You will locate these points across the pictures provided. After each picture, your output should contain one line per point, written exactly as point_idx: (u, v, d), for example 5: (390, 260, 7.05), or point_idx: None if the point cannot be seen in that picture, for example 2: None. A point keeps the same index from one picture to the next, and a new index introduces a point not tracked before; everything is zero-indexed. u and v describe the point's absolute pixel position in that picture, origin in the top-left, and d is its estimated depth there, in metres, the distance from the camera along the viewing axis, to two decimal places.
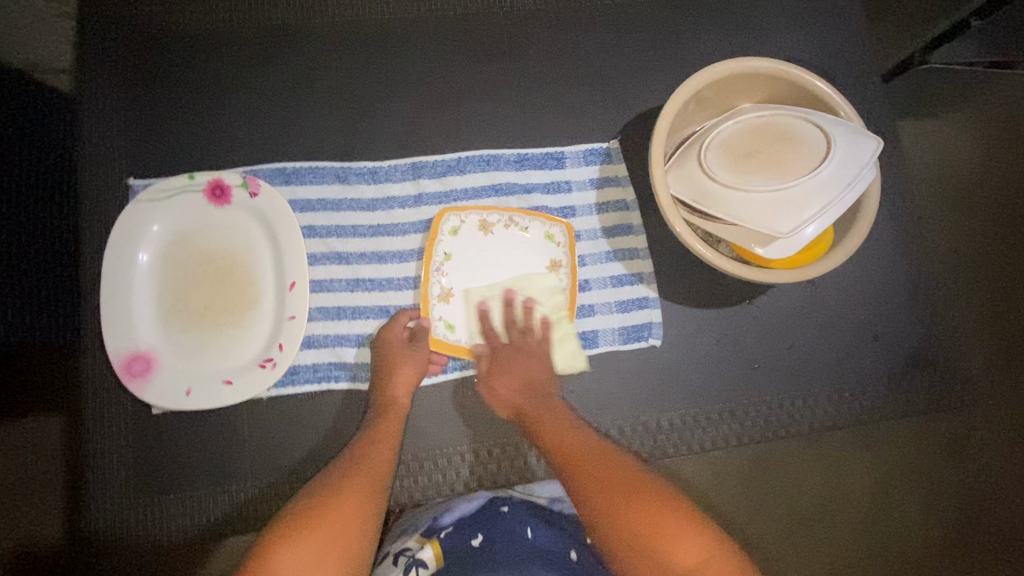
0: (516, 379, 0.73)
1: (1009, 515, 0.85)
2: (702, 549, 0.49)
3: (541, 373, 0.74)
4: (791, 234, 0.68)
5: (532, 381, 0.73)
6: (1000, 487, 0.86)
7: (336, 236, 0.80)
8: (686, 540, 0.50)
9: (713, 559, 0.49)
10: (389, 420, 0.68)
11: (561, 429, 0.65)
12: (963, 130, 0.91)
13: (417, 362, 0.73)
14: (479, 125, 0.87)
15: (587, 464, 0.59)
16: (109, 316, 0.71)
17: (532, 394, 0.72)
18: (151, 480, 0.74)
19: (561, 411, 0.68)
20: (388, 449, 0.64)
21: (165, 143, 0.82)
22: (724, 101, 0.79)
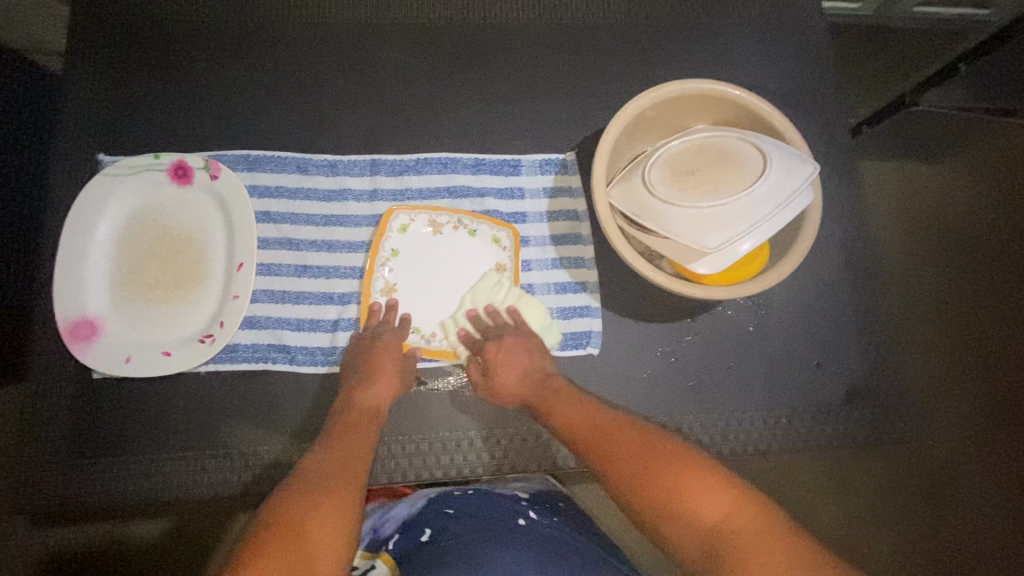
0: (512, 372, 0.75)
1: (897, 537, 0.95)
2: (724, 501, 0.52)
3: (535, 356, 0.76)
4: (720, 250, 0.69)
5: (528, 369, 0.75)
6: (898, 514, 0.96)
7: (289, 223, 0.83)
8: (705, 496, 0.53)
9: (736, 510, 0.51)
10: (360, 424, 0.69)
11: (574, 412, 0.68)
12: (890, 183, 1.04)
13: (393, 379, 0.75)
14: (440, 126, 0.89)
15: (608, 442, 0.62)
16: (63, 280, 0.75)
17: (534, 377, 0.74)
18: (87, 443, 0.78)
19: (569, 395, 0.71)
20: (360, 461, 0.64)
21: (136, 124, 0.86)
22: (673, 122, 0.83)
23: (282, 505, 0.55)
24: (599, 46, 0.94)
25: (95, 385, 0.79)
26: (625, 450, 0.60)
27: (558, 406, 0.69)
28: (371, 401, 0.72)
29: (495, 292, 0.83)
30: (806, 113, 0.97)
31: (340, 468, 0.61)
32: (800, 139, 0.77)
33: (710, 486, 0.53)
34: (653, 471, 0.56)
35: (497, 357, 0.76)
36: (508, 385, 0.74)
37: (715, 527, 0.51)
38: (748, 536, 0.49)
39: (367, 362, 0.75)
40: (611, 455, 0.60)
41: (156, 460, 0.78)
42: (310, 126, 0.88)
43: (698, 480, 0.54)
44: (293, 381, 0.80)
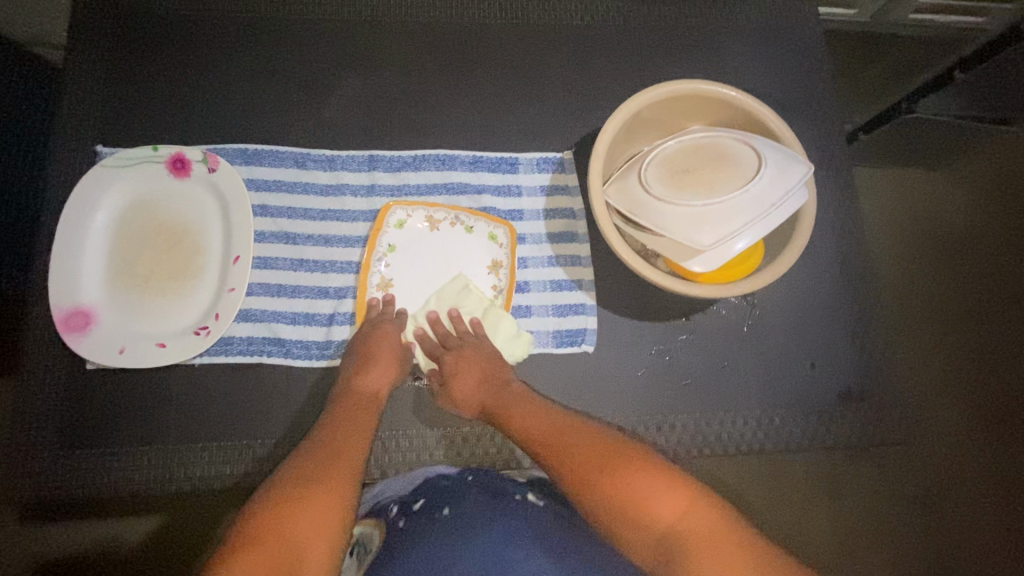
0: (470, 380, 0.75)
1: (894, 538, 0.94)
2: (678, 504, 0.54)
3: (493, 363, 0.76)
4: (715, 248, 0.70)
5: (486, 377, 0.75)
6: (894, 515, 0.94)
7: (286, 217, 0.83)
8: (661, 498, 0.54)
9: (690, 512, 0.53)
10: (358, 412, 0.69)
11: (531, 416, 0.68)
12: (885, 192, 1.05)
13: (392, 365, 0.75)
14: (438, 123, 0.90)
15: (565, 445, 0.62)
16: (58, 269, 0.75)
17: (493, 385, 0.73)
18: (80, 435, 0.78)
19: (530, 396, 0.71)
20: (359, 448, 0.64)
21: (135, 116, 0.86)
22: (669, 123, 0.83)
23: (274, 496, 0.55)
24: (597, 46, 0.95)
25: (89, 375, 0.79)
26: (581, 454, 0.61)
27: (515, 410, 0.69)
28: (371, 389, 0.73)
29: (460, 298, 0.84)
30: (802, 116, 0.98)
31: (337, 454, 0.62)
32: (795, 141, 0.78)
33: (665, 489, 0.55)
34: (613, 474, 0.57)
35: (457, 363, 0.76)
36: (468, 393, 0.74)
37: (670, 529, 0.52)
38: (701, 538, 0.51)
39: (365, 348, 0.76)
40: (570, 458, 0.61)
41: (148, 451, 0.77)
42: (308, 122, 0.88)
43: (654, 483, 0.56)
44: (287, 374, 0.79)
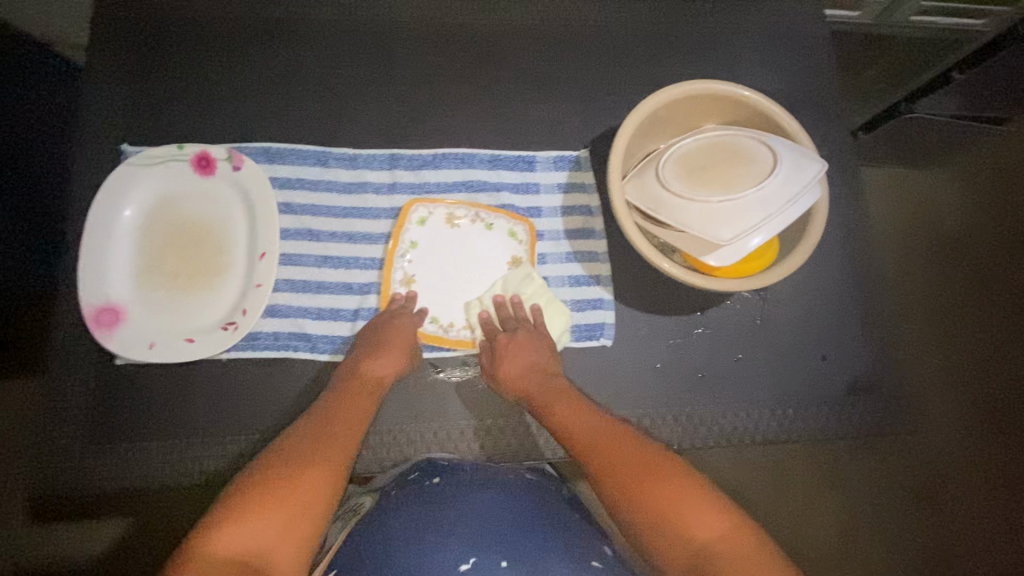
0: (521, 364, 0.75)
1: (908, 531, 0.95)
2: (715, 523, 0.51)
3: (545, 355, 0.76)
4: (733, 243, 0.72)
5: (536, 364, 0.75)
6: (909, 508, 0.96)
7: (310, 214, 0.84)
8: (698, 515, 0.51)
9: (725, 534, 0.50)
10: (356, 396, 0.68)
11: (572, 411, 0.66)
12: (892, 189, 1.07)
13: (399, 354, 0.75)
14: (456, 122, 0.91)
15: (605, 445, 0.60)
16: (86, 267, 0.76)
17: (539, 376, 0.73)
18: (109, 431, 0.79)
19: (571, 396, 0.70)
20: (352, 430, 0.63)
21: (159, 116, 0.87)
22: (683, 122, 0.85)
23: (258, 474, 0.54)
24: (611, 47, 0.97)
25: (117, 371, 0.80)
26: (621, 458, 0.58)
27: (556, 406, 0.68)
28: (373, 376, 0.72)
29: (524, 285, 0.85)
30: (811, 116, 1.00)
31: (329, 434, 0.61)
32: (807, 139, 0.80)
33: (703, 507, 0.52)
34: (650, 482, 0.54)
35: (508, 348, 0.77)
36: (512, 379, 0.74)
37: (703, 548, 0.49)
38: (735, 562, 0.48)
39: (379, 337, 0.77)
40: (609, 460, 0.58)
41: (177, 446, 0.79)
42: (330, 121, 0.89)
43: (691, 498, 0.53)
44: (312, 369, 0.81)
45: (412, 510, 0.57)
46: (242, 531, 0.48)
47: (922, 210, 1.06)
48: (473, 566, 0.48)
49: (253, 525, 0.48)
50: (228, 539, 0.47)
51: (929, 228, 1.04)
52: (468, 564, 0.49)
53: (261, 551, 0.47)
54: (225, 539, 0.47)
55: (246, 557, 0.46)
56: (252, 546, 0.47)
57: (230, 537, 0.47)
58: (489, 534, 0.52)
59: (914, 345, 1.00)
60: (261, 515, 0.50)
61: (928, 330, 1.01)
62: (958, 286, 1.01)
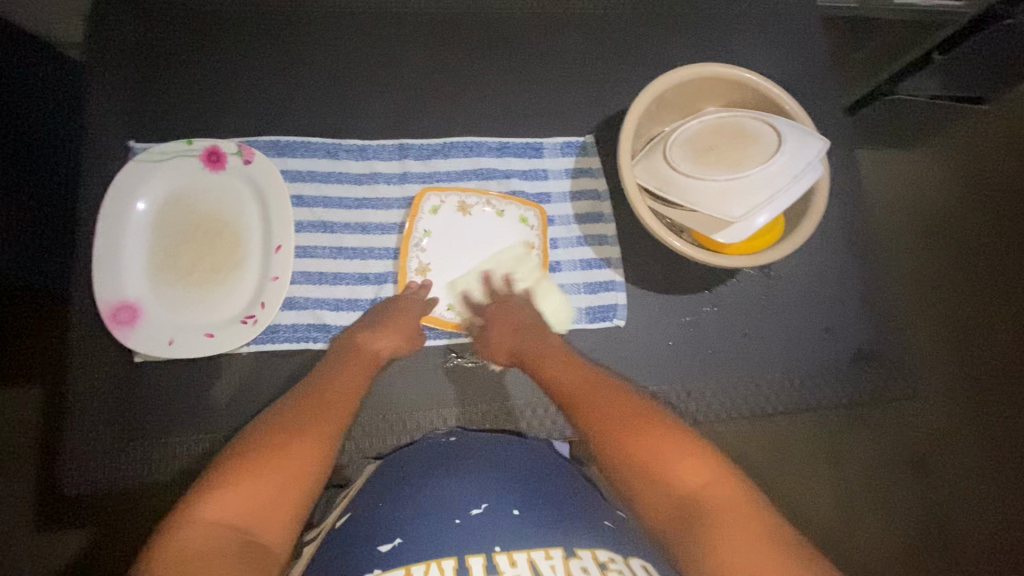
0: (507, 330, 0.74)
1: (922, 499, 0.94)
2: (702, 470, 0.49)
3: (534, 318, 0.76)
4: (743, 220, 0.74)
5: (523, 326, 0.74)
6: (923, 474, 0.95)
7: (322, 206, 0.85)
8: (686, 464, 0.49)
9: (713, 481, 0.48)
10: (353, 367, 0.67)
11: (562, 365, 0.65)
12: (890, 162, 1.09)
13: (401, 335, 0.75)
14: (463, 111, 0.92)
15: (587, 396, 0.58)
16: (101, 265, 0.76)
17: (528, 334, 0.73)
18: (126, 429, 0.78)
19: (561, 354, 0.68)
20: (349, 396, 0.62)
21: (164, 111, 0.87)
22: (687, 105, 0.87)
23: (250, 439, 0.53)
24: (614, 33, 0.98)
25: (136, 368, 0.80)
26: (605, 408, 0.56)
27: (545, 364, 0.66)
28: (374, 350, 0.71)
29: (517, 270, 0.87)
30: (806, 98, 1.03)
31: (326, 399, 0.60)
32: (808, 119, 0.83)
33: (689, 455, 0.50)
34: (634, 430, 0.53)
35: (496, 315, 0.77)
36: (505, 342, 0.74)
37: (692, 497, 0.48)
38: (720, 509, 0.46)
39: (381, 318, 0.76)
40: (593, 410, 0.56)
41: (196, 442, 0.79)
42: (337, 114, 0.89)
43: (676, 447, 0.51)
44: None
45: (431, 465, 0.56)
46: (231, 498, 0.47)
47: (919, 184, 1.08)
48: (484, 511, 0.49)
49: (240, 492, 0.48)
50: (220, 502, 0.47)
51: (924, 203, 1.07)
52: (481, 510, 0.49)
53: (251, 516, 0.47)
54: (216, 505, 0.47)
55: (235, 523, 0.46)
56: (241, 513, 0.47)
57: (218, 505, 0.47)
58: (503, 485, 0.52)
59: (919, 315, 1.02)
60: (251, 480, 0.49)
61: (933, 303, 1.02)
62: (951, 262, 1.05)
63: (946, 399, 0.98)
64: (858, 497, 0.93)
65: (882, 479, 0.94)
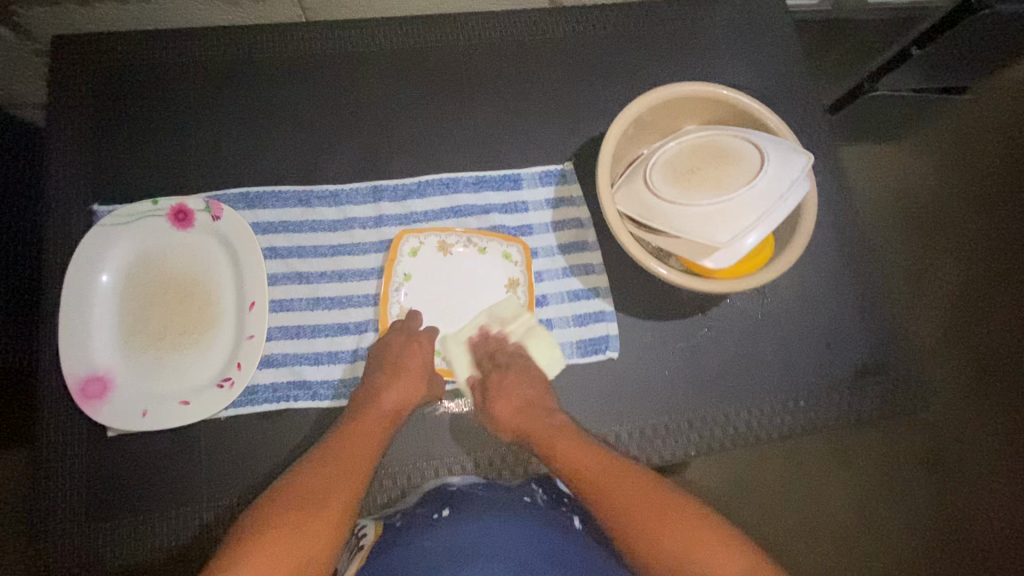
0: (517, 399, 0.75)
1: (926, 509, 0.94)
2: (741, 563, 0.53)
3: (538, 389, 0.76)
4: (730, 244, 0.71)
5: (531, 398, 0.75)
6: (926, 485, 0.95)
7: (296, 257, 0.82)
8: (725, 554, 0.53)
9: (743, 566, 0.53)
10: (367, 430, 0.69)
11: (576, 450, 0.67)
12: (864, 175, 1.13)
13: (414, 378, 0.75)
14: (437, 146, 0.89)
15: (617, 482, 0.62)
16: (67, 338, 0.73)
17: (532, 411, 0.73)
18: (101, 508, 0.74)
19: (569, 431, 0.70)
20: (363, 464, 0.65)
21: (129, 171, 0.84)
22: (665, 125, 0.85)
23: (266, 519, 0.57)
24: (586, 55, 0.96)
25: (110, 443, 0.76)
26: (633, 496, 0.60)
27: (559, 439, 0.68)
28: (383, 407, 0.72)
29: (512, 320, 0.83)
30: (788, 107, 1.01)
31: (338, 472, 0.63)
32: (790, 134, 0.80)
33: (727, 547, 0.54)
34: (663, 524, 0.57)
35: (500, 386, 0.76)
36: (510, 411, 0.74)
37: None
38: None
39: (393, 360, 0.76)
40: (622, 496, 0.60)
41: (176, 516, 0.75)
42: (308, 159, 0.87)
43: (713, 540, 0.55)
44: (316, 416, 0.78)
45: (427, 557, 0.55)
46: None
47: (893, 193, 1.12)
48: None
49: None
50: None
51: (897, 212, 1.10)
52: None
53: None
54: None
55: None
56: None
57: None
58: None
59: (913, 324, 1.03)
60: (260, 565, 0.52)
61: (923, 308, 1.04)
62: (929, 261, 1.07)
63: (947, 405, 0.99)
64: (860, 507, 0.94)
65: (894, 484, 0.93)
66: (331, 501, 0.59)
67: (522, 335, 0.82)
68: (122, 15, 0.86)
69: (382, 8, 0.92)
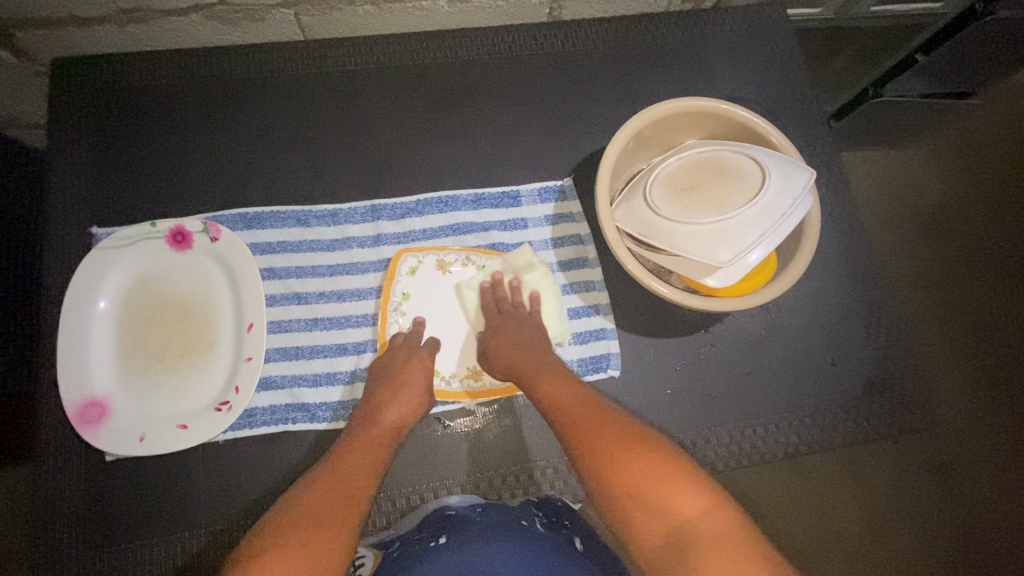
0: (510, 340, 0.77)
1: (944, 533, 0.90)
2: (700, 503, 0.54)
3: (534, 334, 0.78)
4: (732, 263, 0.70)
5: (525, 340, 0.77)
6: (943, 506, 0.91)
7: (295, 277, 0.82)
8: (684, 495, 0.54)
9: (709, 509, 0.53)
10: (367, 448, 0.67)
11: (563, 387, 0.70)
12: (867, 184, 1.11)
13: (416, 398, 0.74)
14: (436, 164, 0.89)
15: (590, 425, 0.63)
16: (65, 363, 0.73)
17: (528, 351, 0.75)
18: (98, 534, 0.74)
19: (558, 371, 0.73)
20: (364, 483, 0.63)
21: (128, 193, 0.84)
22: (665, 140, 0.84)
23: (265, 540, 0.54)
24: (585, 70, 0.95)
25: (109, 468, 0.76)
26: (604, 438, 0.61)
27: (545, 379, 0.71)
28: (383, 425, 0.70)
29: (527, 270, 0.85)
30: (792, 119, 1.00)
31: (338, 491, 0.61)
32: (793, 149, 0.79)
33: (686, 489, 0.55)
34: (627, 462, 0.58)
35: (499, 327, 0.79)
36: (503, 353, 0.76)
37: (685, 523, 0.52)
38: (716, 535, 0.51)
39: (394, 375, 0.75)
40: (591, 438, 0.62)
41: (174, 542, 0.74)
42: (307, 178, 0.87)
43: (673, 480, 0.56)
44: (315, 438, 0.77)
45: None
46: None
47: (894, 204, 1.10)
48: None
49: None
50: None
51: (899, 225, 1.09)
52: None
53: None
54: None
55: None
56: None
57: None
58: None
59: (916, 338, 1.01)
60: None
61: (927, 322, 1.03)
62: (937, 272, 1.06)
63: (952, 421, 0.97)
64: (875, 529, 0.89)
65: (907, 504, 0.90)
66: (332, 519, 0.57)
67: (537, 287, 0.84)
68: (122, 36, 0.86)
69: (381, 27, 0.92)
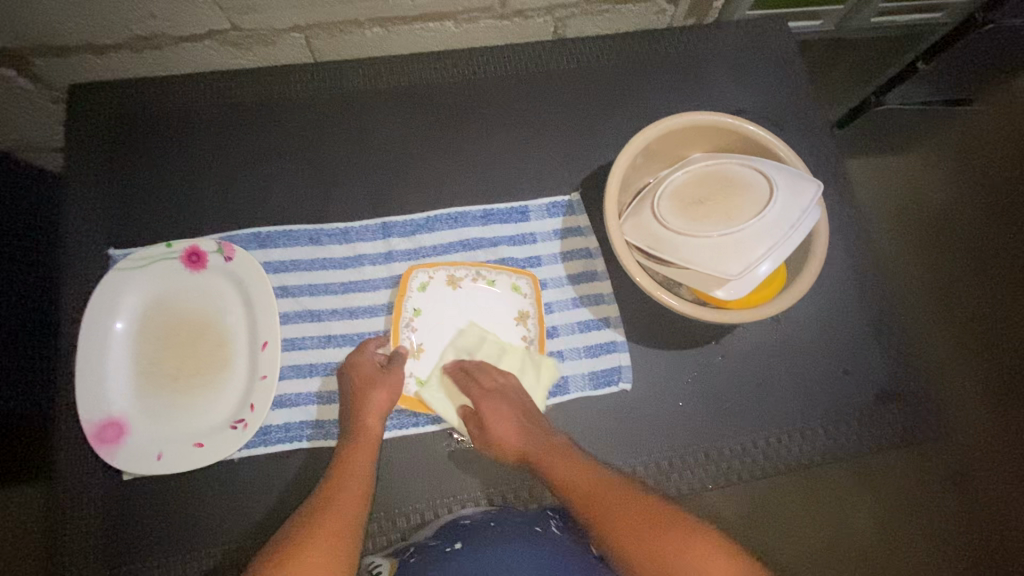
0: (506, 423, 0.74)
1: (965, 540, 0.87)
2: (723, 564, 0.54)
3: (528, 410, 0.76)
4: (742, 275, 0.71)
5: (520, 419, 0.74)
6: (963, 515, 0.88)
7: (308, 295, 0.83)
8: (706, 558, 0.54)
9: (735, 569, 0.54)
10: (360, 459, 0.69)
11: (568, 466, 0.68)
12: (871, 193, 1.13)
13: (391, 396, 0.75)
14: (445, 181, 0.90)
15: (606, 504, 0.62)
16: (82, 384, 0.74)
17: (529, 432, 0.73)
18: (115, 554, 0.74)
19: (562, 449, 0.71)
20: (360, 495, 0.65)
21: (143, 214, 0.86)
22: (671, 154, 0.86)
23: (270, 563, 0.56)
24: (590, 86, 0.97)
25: (125, 487, 0.76)
26: (620, 510, 0.61)
27: (549, 462, 0.69)
28: (371, 435, 0.72)
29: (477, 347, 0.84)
30: (796, 130, 1.01)
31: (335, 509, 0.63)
32: (799, 161, 0.80)
33: (711, 551, 0.55)
34: (648, 531, 0.58)
35: (485, 403, 0.75)
36: (504, 435, 0.73)
37: None
38: None
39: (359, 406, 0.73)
40: (608, 511, 0.61)
41: (190, 560, 0.74)
42: (319, 197, 0.88)
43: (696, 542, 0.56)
44: (329, 455, 0.77)
45: None
46: None
47: (897, 212, 1.12)
48: None
49: None
50: None
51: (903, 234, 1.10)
52: None
53: None
54: None
55: None
56: None
57: None
58: None
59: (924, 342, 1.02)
60: None
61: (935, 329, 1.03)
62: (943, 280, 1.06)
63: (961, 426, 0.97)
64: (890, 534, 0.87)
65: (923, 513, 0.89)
66: (329, 534, 0.59)
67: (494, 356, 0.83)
68: (137, 62, 0.88)
69: (390, 48, 0.94)
